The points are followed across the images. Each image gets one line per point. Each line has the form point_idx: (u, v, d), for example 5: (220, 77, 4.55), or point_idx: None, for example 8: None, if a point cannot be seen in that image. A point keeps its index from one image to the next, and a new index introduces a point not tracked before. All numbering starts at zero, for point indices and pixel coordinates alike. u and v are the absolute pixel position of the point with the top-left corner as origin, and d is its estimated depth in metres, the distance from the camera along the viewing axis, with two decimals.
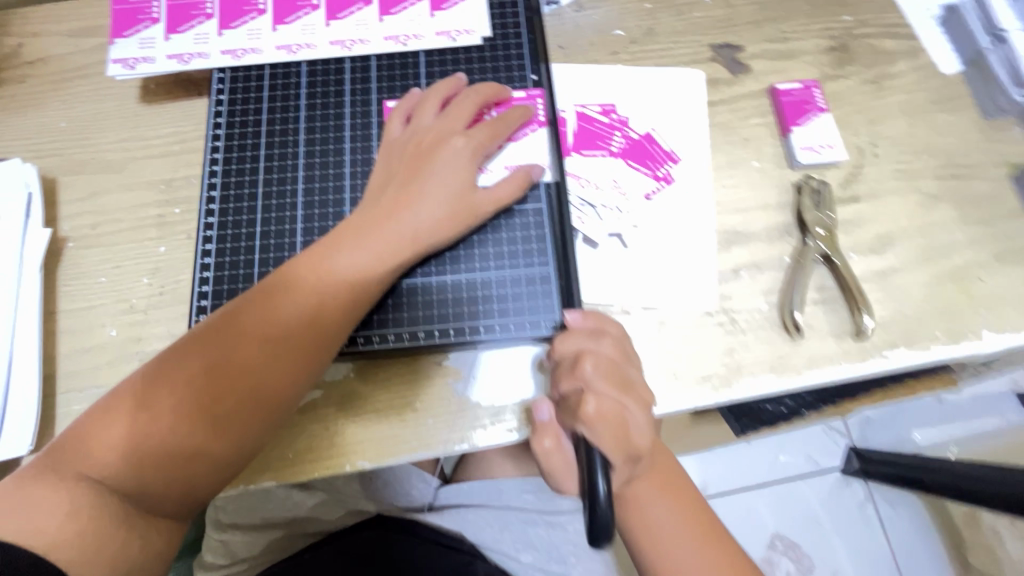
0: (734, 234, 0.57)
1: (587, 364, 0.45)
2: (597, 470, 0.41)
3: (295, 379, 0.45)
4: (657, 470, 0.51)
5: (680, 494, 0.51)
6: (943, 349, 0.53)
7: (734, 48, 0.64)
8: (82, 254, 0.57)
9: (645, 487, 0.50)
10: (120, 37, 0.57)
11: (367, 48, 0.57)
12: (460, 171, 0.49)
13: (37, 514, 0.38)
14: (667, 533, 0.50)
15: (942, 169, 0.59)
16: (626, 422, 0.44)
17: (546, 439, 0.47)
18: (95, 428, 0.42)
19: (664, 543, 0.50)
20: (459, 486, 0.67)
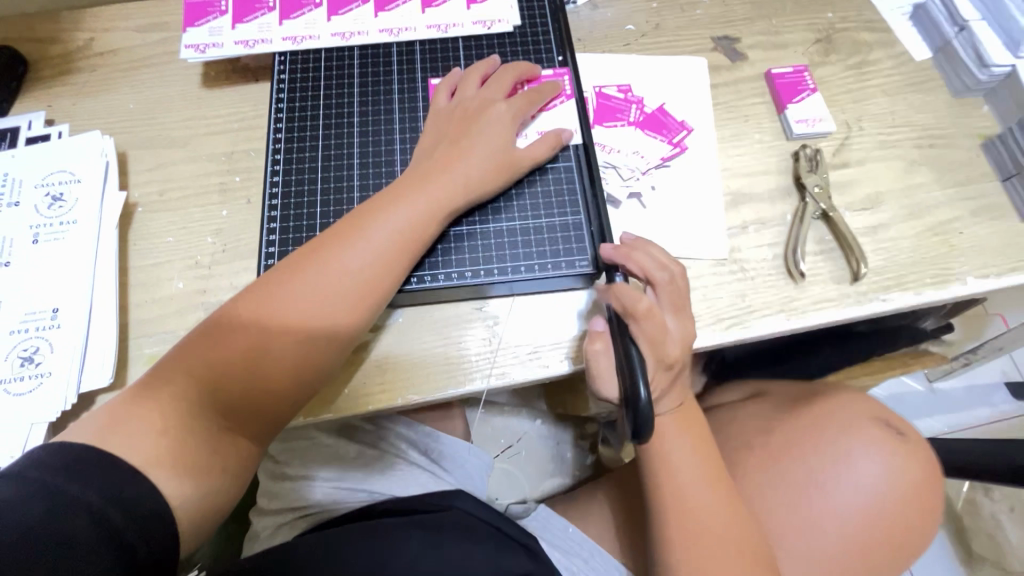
0: (741, 195, 0.64)
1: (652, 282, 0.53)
2: (637, 376, 0.48)
3: (342, 337, 0.50)
4: (681, 411, 0.56)
5: (700, 437, 0.56)
6: (931, 293, 0.60)
7: (732, 40, 0.72)
8: (150, 217, 0.62)
9: (669, 428, 0.55)
10: (192, 26, 0.64)
11: (413, 35, 0.64)
12: (500, 133, 0.57)
13: (140, 426, 0.44)
14: (682, 477, 0.54)
15: (920, 139, 0.67)
16: (663, 335, 0.52)
17: (596, 342, 0.53)
18: (188, 354, 0.47)
19: (677, 482, 0.54)
20: (564, 525, 0.67)
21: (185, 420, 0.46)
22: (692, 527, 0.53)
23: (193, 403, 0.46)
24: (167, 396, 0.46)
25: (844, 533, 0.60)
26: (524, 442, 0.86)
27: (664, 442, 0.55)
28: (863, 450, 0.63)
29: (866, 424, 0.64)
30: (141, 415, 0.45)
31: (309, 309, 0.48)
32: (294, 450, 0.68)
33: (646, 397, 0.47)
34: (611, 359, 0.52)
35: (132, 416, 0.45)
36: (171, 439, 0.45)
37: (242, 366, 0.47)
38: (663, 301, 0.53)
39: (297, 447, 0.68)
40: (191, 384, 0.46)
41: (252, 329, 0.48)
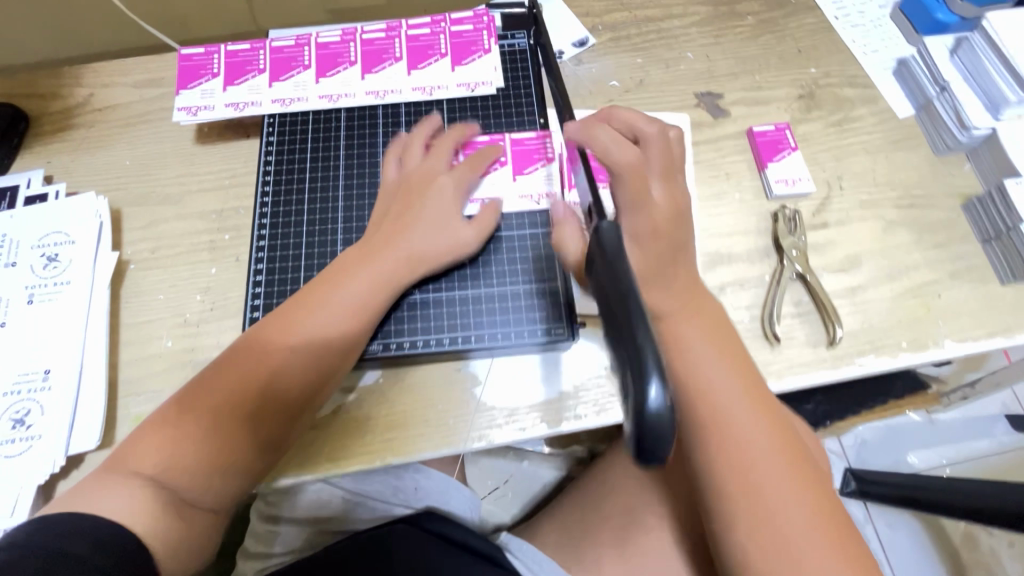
0: (719, 256, 0.64)
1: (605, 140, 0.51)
2: (641, 336, 0.29)
3: (353, 351, 0.54)
4: (703, 314, 0.49)
5: (724, 337, 0.48)
6: (909, 357, 0.60)
7: (715, 96, 0.73)
8: (142, 274, 0.64)
9: (708, 371, 0.46)
10: (185, 89, 0.66)
11: (398, 97, 0.66)
12: (454, 197, 0.59)
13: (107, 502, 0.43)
14: (732, 434, 0.45)
15: (901, 199, 0.67)
16: (654, 217, 0.49)
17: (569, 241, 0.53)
18: (147, 435, 0.47)
19: (733, 448, 0.44)
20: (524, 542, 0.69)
21: (199, 445, 0.46)
22: (752, 486, 0.43)
23: (205, 430, 0.47)
24: (172, 429, 0.47)
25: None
26: (510, 484, 0.87)
27: (702, 385, 0.45)
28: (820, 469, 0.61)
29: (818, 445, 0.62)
30: (147, 450, 0.46)
31: (286, 363, 0.50)
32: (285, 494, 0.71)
33: (664, 398, 0.27)
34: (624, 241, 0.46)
35: (131, 459, 0.45)
36: (179, 470, 0.46)
37: (256, 387, 0.49)
38: (650, 163, 0.51)
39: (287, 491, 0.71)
40: (201, 410, 0.48)
41: (265, 352, 0.51)
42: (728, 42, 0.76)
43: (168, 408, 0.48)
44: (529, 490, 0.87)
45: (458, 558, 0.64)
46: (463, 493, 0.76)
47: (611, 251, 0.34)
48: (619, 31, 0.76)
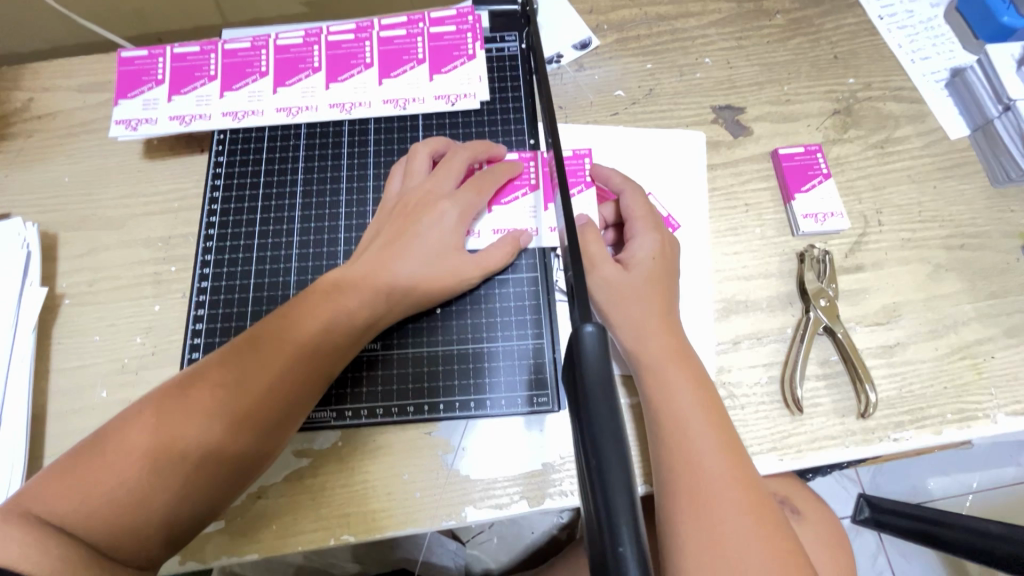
0: (734, 303, 0.56)
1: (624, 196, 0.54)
2: (625, 541, 0.22)
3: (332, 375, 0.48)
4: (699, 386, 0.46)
5: (717, 414, 0.45)
6: (955, 432, 0.51)
7: (736, 110, 0.63)
8: (78, 311, 0.57)
9: (694, 427, 0.44)
10: (124, 98, 0.58)
11: (367, 112, 0.57)
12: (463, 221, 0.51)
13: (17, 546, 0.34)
14: (711, 501, 0.41)
15: (950, 238, 0.57)
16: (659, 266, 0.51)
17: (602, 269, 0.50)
18: (99, 455, 0.40)
19: (716, 521, 0.41)
20: None
21: (145, 478, 0.39)
22: (726, 562, 0.39)
23: (165, 459, 0.40)
24: (127, 456, 0.40)
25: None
26: (496, 528, 0.79)
27: (686, 442, 0.44)
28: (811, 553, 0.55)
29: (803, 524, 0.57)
30: (89, 476, 0.39)
31: (266, 391, 0.44)
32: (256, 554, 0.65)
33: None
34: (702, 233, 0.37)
35: (65, 487, 0.38)
36: (128, 505, 0.39)
37: (227, 415, 0.42)
38: (634, 207, 0.54)
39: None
40: (160, 438, 0.41)
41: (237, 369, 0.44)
42: (753, 46, 0.65)
43: (116, 429, 0.41)
44: (517, 535, 0.79)
45: None
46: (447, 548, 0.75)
47: (596, 385, 0.25)
48: (626, 31, 0.66)
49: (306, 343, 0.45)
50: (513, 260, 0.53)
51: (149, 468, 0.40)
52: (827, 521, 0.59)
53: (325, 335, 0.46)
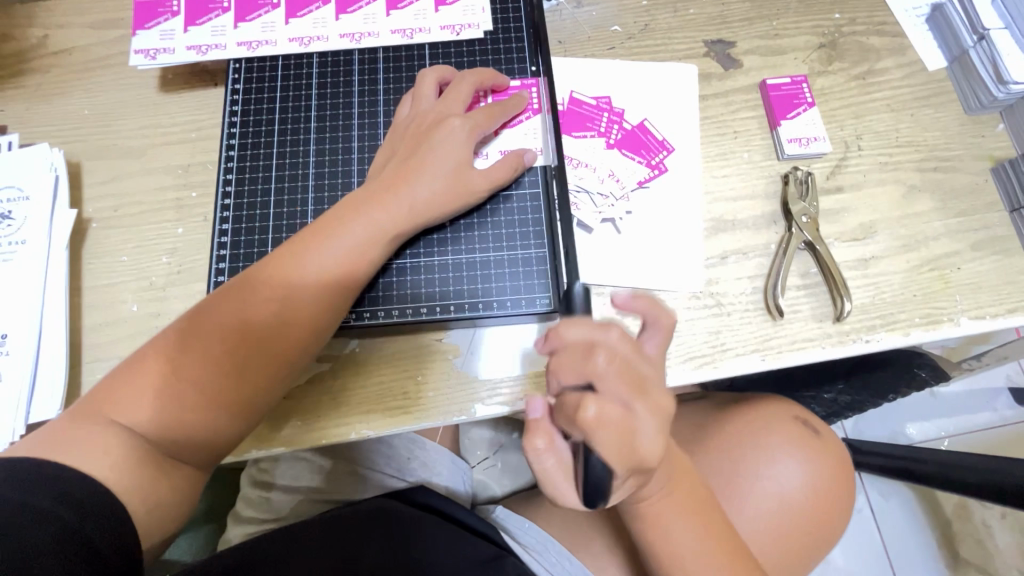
0: (723, 222, 0.60)
1: (599, 358, 0.39)
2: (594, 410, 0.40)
3: (356, 287, 0.51)
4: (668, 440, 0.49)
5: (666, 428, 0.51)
6: (921, 334, 0.56)
7: (727, 44, 0.66)
8: (105, 234, 0.60)
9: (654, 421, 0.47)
10: (142, 29, 0.60)
11: (376, 41, 0.60)
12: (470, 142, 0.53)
13: (82, 450, 0.41)
14: (660, 509, 0.49)
15: (925, 162, 0.61)
16: (636, 430, 0.38)
17: (539, 438, 0.41)
18: (147, 365, 0.45)
19: (668, 531, 0.50)
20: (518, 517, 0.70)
21: (183, 382, 0.45)
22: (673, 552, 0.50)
23: (203, 366, 0.45)
24: (171, 365, 0.45)
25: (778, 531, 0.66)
26: (501, 454, 0.87)
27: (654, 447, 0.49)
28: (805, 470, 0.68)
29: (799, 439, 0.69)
30: (141, 385, 0.44)
31: (291, 304, 0.48)
32: (286, 459, 0.72)
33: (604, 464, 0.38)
34: (563, 457, 0.41)
35: (120, 393, 0.44)
36: (174, 404, 0.44)
37: (253, 327, 0.47)
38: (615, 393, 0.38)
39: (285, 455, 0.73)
40: (197, 350, 0.46)
41: (266, 285, 0.48)
42: None
43: (157, 345, 0.46)
44: (521, 464, 0.86)
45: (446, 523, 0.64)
46: (457, 467, 0.77)
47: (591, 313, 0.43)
48: None
49: (322, 264, 0.49)
50: (518, 177, 0.57)
51: (186, 380, 0.45)
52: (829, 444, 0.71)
53: (339, 257, 0.49)
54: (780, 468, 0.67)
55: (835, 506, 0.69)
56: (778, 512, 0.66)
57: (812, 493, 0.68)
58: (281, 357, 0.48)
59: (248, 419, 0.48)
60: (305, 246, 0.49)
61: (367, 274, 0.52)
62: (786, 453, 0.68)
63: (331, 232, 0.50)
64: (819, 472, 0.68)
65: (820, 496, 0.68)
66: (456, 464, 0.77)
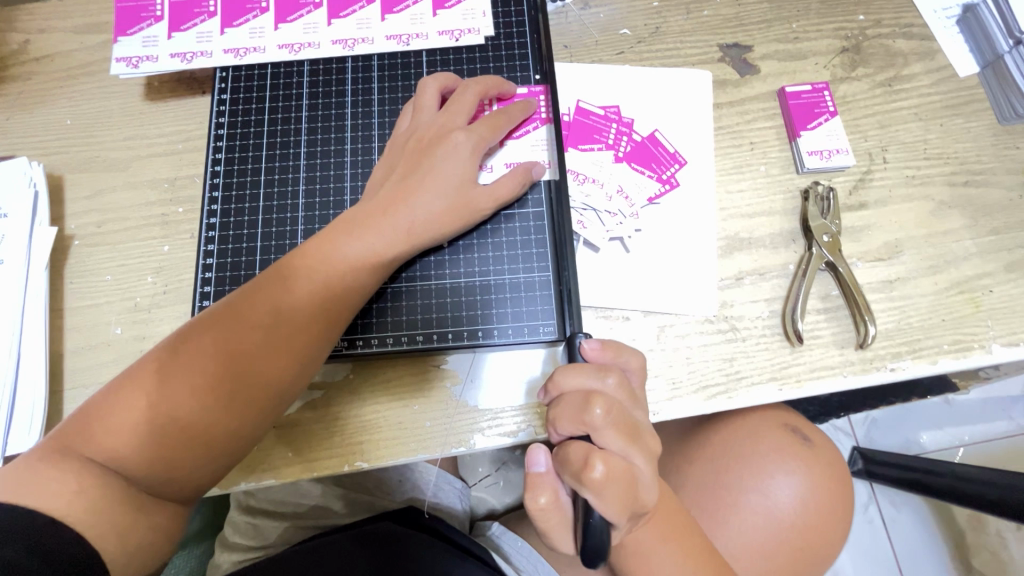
0: (737, 240, 0.56)
1: (598, 409, 0.38)
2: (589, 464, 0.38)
3: (349, 314, 0.48)
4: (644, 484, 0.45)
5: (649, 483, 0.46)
6: (949, 362, 0.52)
7: (743, 48, 0.62)
8: (87, 252, 0.57)
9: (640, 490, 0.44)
10: (124, 35, 0.57)
11: (371, 47, 0.57)
12: (471, 162, 0.50)
13: (47, 493, 0.38)
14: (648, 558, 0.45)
15: (954, 175, 0.58)
16: (635, 480, 0.38)
17: (541, 496, 0.39)
18: (124, 398, 0.42)
19: None
20: (516, 536, 0.68)
21: (168, 416, 0.42)
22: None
23: (186, 402, 0.43)
24: (151, 401, 0.42)
25: (777, 542, 0.63)
26: (503, 470, 0.84)
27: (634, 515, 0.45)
28: (789, 473, 0.65)
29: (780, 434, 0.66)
30: (119, 420, 0.42)
31: (280, 333, 0.45)
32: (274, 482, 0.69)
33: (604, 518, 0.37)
34: (565, 511, 0.40)
35: (97, 429, 0.42)
36: (156, 442, 0.42)
37: (240, 359, 0.44)
38: (612, 447, 0.38)
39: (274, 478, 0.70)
40: (178, 384, 0.43)
41: (255, 312, 0.45)
42: None
43: (136, 377, 0.43)
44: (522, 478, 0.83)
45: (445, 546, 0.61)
46: (454, 486, 0.74)
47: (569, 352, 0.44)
48: None
49: (313, 289, 0.46)
50: (521, 194, 0.53)
51: (169, 416, 0.42)
52: (820, 449, 0.68)
53: (332, 282, 0.46)
54: (784, 491, 0.64)
55: (841, 521, 0.68)
56: (771, 526, 0.64)
57: (819, 512, 0.66)
58: (269, 391, 0.45)
59: (235, 456, 0.46)
60: (296, 268, 0.47)
61: (362, 298, 0.49)
62: (774, 461, 0.65)
63: (324, 255, 0.47)
64: (826, 492, 0.66)
65: (824, 516, 0.66)
66: (452, 481, 0.73)
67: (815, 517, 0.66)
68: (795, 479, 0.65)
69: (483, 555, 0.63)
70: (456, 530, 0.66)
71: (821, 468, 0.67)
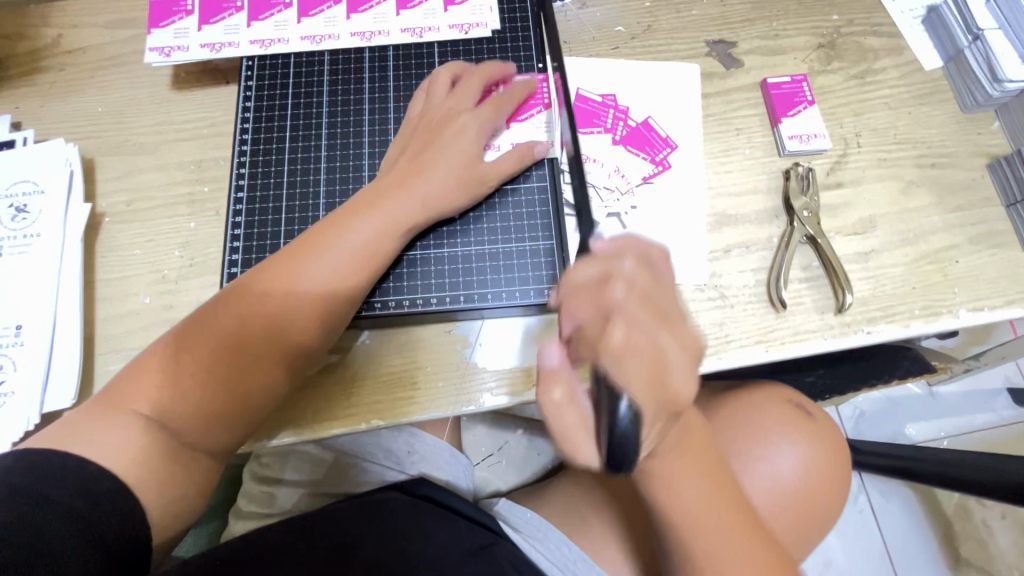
0: (725, 217, 0.61)
1: (616, 287, 0.39)
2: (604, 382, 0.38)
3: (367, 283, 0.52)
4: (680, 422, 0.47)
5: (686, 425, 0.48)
6: (921, 326, 0.57)
7: (728, 44, 0.67)
8: (117, 228, 0.61)
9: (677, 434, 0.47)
10: (156, 27, 0.61)
11: (386, 39, 0.61)
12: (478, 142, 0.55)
13: (98, 446, 0.42)
14: (679, 496, 0.48)
15: (922, 158, 0.63)
16: (661, 362, 0.38)
17: (556, 388, 0.42)
18: (157, 362, 0.46)
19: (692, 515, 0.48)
20: (519, 508, 0.71)
21: (199, 377, 0.45)
22: (694, 532, 0.49)
23: (217, 363, 0.46)
24: (182, 364, 0.45)
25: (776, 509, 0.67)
26: (505, 450, 0.87)
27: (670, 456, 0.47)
28: (786, 440, 0.69)
29: (778, 407, 0.70)
30: (154, 381, 0.45)
31: (302, 299, 0.48)
32: (289, 455, 0.72)
33: (633, 415, 0.37)
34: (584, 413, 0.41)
35: (133, 392, 0.45)
36: (188, 402, 0.45)
37: (267, 323, 0.47)
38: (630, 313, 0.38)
39: (288, 451, 0.73)
40: (208, 348, 0.46)
41: (277, 282, 0.48)
42: None
43: (168, 344, 0.46)
44: (525, 458, 0.87)
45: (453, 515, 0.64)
46: (459, 462, 0.77)
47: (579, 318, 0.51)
48: None
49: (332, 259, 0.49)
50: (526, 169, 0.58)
51: (200, 377, 0.45)
52: (822, 424, 0.71)
53: (350, 251, 0.50)
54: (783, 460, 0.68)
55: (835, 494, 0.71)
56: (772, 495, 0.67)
57: (817, 483, 0.69)
58: (293, 353, 0.49)
59: (264, 414, 0.49)
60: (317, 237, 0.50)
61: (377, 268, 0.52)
62: (775, 435, 0.68)
63: (341, 228, 0.50)
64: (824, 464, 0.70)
65: (821, 487, 0.69)
66: (458, 457, 0.77)
67: (813, 487, 0.69)
68: (794, 448, 0.69)
69: (490, 522, 0.66)
70: (462, 500, 0.68)
71: (821, 442, 0.70)
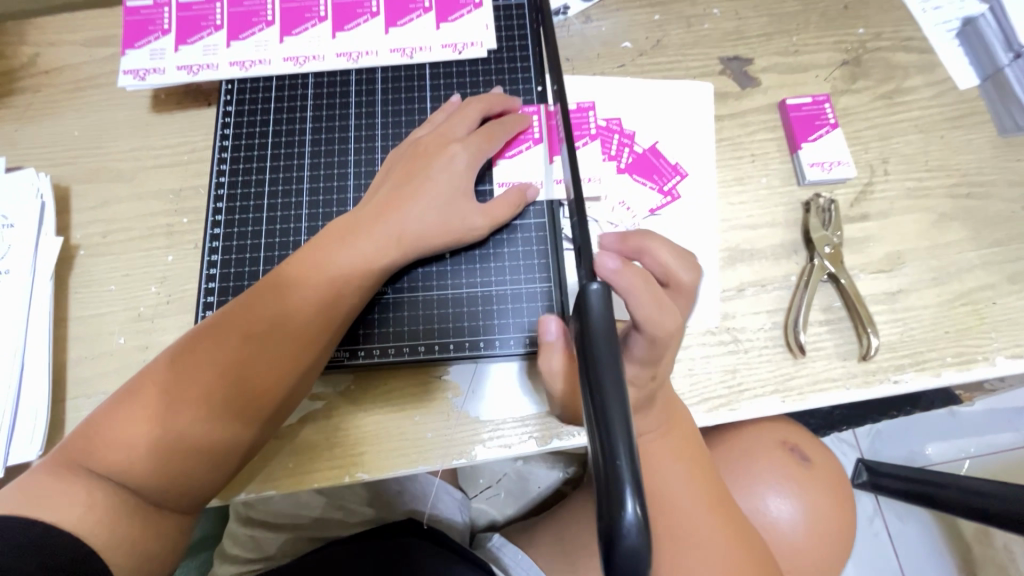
0: (739, 252, 0.56)
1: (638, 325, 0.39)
2: (616, 430, 0.27)
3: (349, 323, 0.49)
4: (674, 432, 0.46)
5: (685, 435, 0.47)
6: (954, 375, 0.52)
7: (744, 61, 0.62)
8: (92, 262, 0.58)
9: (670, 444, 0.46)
10: (132, 48, 0.57)
11: (374, 60, 0.57)
12: (465, 173, 0.51)
13: (59, 506, 0.39)
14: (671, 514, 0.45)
15: (956, 187, 0.58)
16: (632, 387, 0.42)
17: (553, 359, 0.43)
18: (127, 412, 0.42)
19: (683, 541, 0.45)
20: (512, 547, 0.68)
21: (173, 427, 0.42)
22: (671, 521, 0.45)
23: (189, 411, 0.42)
24: (154, 413, 0.42)
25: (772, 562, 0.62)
26: (503, 482, 0.83)
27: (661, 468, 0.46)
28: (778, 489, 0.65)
29: (771, 450, 0.66)
30: (122, 431, 0.42)
31: (281, 342, 0.45)
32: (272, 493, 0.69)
33: (640, 515, 0.25)
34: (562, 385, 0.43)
35: (100, 446, 0.41)
36: (157, 454, 0.41)
37: (245, 367, 0.44)
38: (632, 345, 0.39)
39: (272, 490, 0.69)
40: (180, 395, 0.43)
41: (259, 322, 0.45)
42: None
43: (139, 392, 0.43)
44: (524, 489, 0.83)
45: (443, 556, 0.60)
46: (453, 497, 0.74)
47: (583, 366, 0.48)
48: None
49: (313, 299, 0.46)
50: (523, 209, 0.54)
51: (171, 430, 0.42)
52: (817, 473, 0.68)
53: (335, 289, 0.47)
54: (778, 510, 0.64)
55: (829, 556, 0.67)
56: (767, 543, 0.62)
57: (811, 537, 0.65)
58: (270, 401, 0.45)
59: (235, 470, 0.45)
60: (293, 278, 0.47)
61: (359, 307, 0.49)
62: (769, 479, 0.65)
63: (326, 264, 0.47)
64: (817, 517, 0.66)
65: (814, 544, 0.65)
66: (451, 492, 0.73)
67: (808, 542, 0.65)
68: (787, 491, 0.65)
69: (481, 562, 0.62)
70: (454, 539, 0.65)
71: (814, 494, 0.66)
